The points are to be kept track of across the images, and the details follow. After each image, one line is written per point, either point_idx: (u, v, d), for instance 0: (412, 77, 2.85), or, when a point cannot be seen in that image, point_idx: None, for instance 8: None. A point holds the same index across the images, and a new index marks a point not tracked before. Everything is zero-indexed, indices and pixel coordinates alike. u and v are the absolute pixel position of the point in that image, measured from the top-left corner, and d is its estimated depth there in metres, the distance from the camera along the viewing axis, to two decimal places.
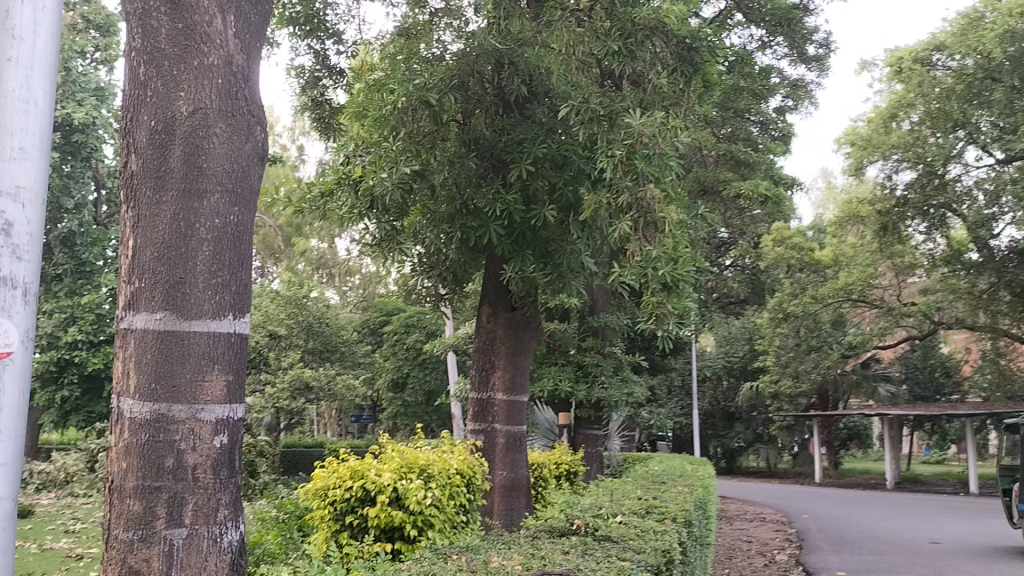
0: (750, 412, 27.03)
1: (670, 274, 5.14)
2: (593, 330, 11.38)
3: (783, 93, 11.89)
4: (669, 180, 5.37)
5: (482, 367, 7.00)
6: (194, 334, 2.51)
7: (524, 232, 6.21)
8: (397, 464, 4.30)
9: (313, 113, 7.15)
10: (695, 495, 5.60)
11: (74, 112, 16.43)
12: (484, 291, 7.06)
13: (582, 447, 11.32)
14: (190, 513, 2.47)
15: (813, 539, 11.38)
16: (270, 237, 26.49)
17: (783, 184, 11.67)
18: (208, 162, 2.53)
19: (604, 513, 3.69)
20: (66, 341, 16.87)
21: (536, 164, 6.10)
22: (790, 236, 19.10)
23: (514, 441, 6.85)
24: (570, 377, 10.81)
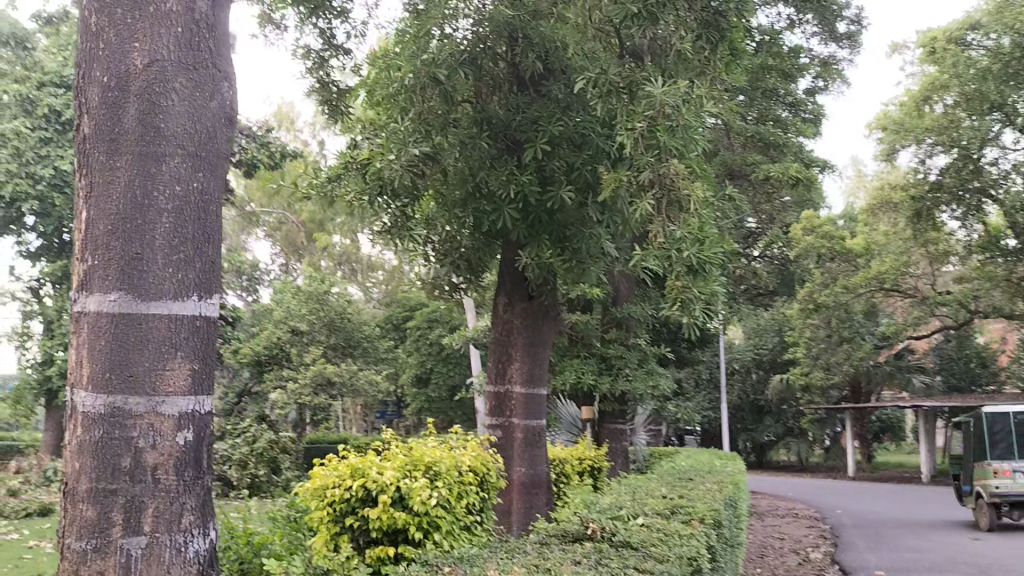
0: (781, 405, 26.53)
1: (696, 256, 4.81)
2: (617, 321, 11.05)
3: (813, 73, 11.49)
4: (694, 156, 5.01)
5: (498, 358, 6.71)
6: (153, 316, 2.22)
7: (540, 215, 5.89)
8: (401, 461, 4.01)
9: (322, 96, 6.87)
10: (725, 493, 5.28)
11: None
12: (499, 280, 6.78)
13: (606, 442, 10.97)
14: (150, 519, 2.17)
15: (847, 536, 10.93)
16: (293, 233, 26.42)
17: (814, 166, 11.22)
18: (168, 123, 2.26)
19: (625, 514, 3.36)
20: None
21: (553, 143, 5.79)
22: (821, 225, 18.58)
23: (532, 436, 6.56)
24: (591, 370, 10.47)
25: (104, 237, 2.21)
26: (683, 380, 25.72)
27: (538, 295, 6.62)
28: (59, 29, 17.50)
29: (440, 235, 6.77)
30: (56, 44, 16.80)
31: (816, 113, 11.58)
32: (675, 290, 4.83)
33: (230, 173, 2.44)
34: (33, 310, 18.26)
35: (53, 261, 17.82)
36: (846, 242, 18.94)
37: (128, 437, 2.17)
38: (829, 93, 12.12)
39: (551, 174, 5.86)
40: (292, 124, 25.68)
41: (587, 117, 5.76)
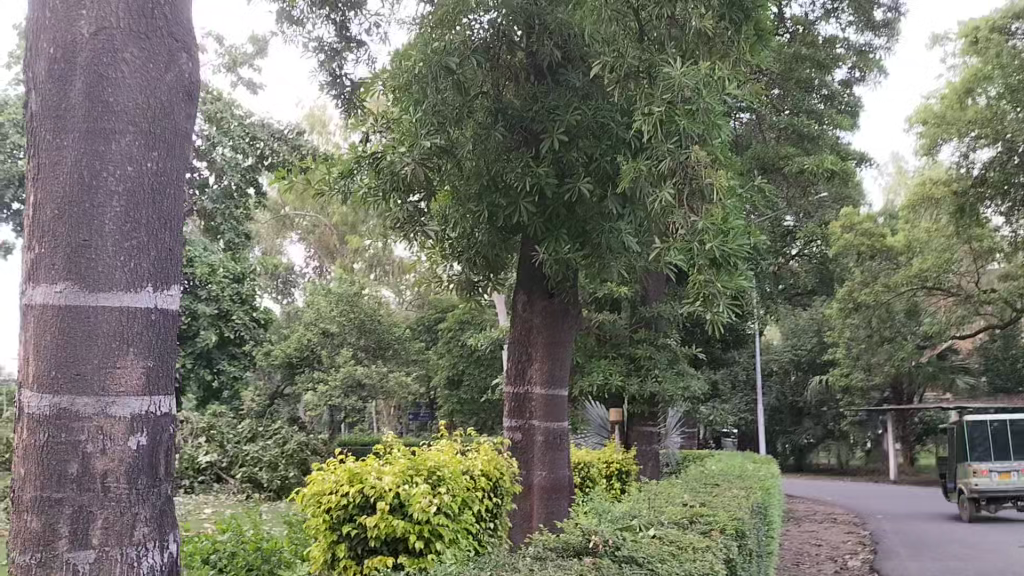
0: (820, 407, 25.94)
1: (720, 248, 4.56)
2: (646, 319, 10.80)
3: (850, 64, 11.11)
4: (716, 142, 4.76)
5: (518, 358, 6.50)
6: (104, 308, 2.02)
7: (558, 208, 5.68)
8: (403, 466, 3.84)
9: (334, 90, 6.65)
10: (752, 498, 5.01)
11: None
12: (518, 277, 6.58)
13: (635, 445, 10.70)
14: (100, 531, 1.96)
15: (887, 542, 10.54)
16: (326, 236, 26.41)
17: (851, 159, 10.84)
18: (117, 96, 2.07)
19: (636, 524, 3.13)
20: None
21: (571, 133, 5.57)
22: (861, 222, 18.08)
23: (554, 439, 6.32)
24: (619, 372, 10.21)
25: (50, 223, 2.02)
26: (719, 380, 25.27)
27: (559, 292, 6.40)
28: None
29: (455, 231, 6.58)
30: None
31: (852, 105, 11.19)
32: (698, 283, 4.58)
33: (191, 152, 2.24)
34: None
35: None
36: (887, 240, 18.41)
37: (76, 441, 1.97)
38: (866, 84, 11.72)
39: (569, 165, 5.64)
40: (324, 126, 25.68)
41: (606, 105, 5.53)
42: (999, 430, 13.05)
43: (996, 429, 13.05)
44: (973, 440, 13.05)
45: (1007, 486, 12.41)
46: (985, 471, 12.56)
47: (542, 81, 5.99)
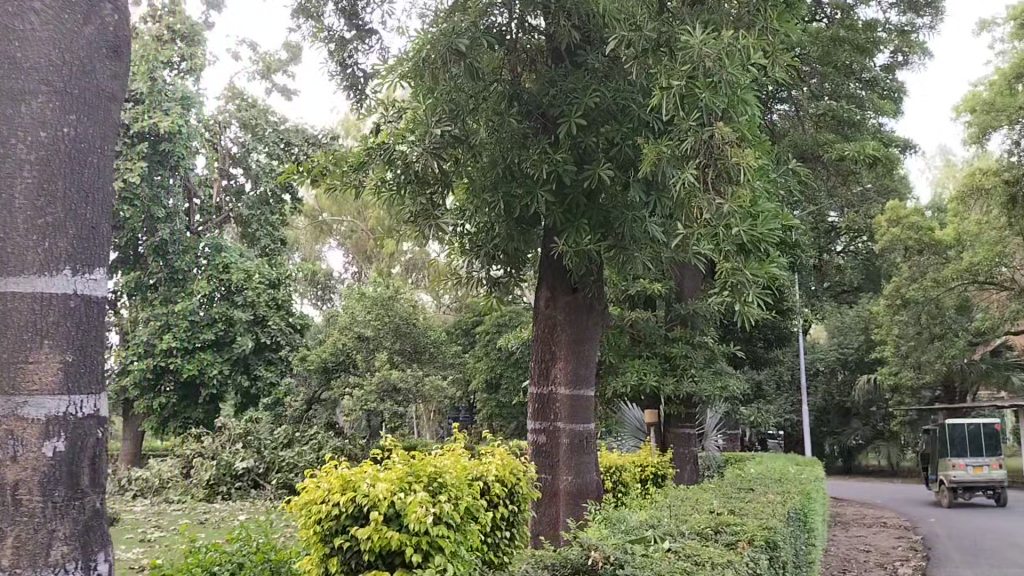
0: (869, 407, 25.14)
1: (748, 233, 4.21)
2: (681, 318, 10.38)
3: (893, 48, 10.59)
4: (745, 119, 4.39)
5: (540, 357, 6.19)
6: (13, 297, 1.87)
7: (578, 196, 5.35)
8: (400, 472, 3.39)
9: (344, 81, 6.42)
10: (790, 504, 4.66)
11: (160, 120, 16.53)
12: (538, 272, 6.28)
13: (671, 447, 10.28)
14: (10, 551, 1.77)
15: (941, 547, 10.03)
16: (362, 241, 26.26)
17: (895, 146, 10.36)
18: (25, 52, 2.00)
19: (650, 536, 2.82)
20: (161, 348, 16.87)
21: (589, 117, 5.27)
22: (907, 215, 17.43)
23: (580, 442, 6.01)
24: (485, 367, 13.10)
25: None
26: (763, 381, 24.65)
27: (582, 287, 6.10)
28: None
29: (474, 226, 6.31)
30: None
31: (896, 91, 10.66)
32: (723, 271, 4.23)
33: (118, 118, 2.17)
34: (110, 321, 18.57)
35: (129, 273, 18.08)
36: (935, 233, 17.77)
37: None
38: (909, 69, 11.22)
39: (588, 151, 5.33)
40: (358, 130, 25.58)
41: (627, 89, 5.20)
42: (975, 431, 14.97)
43: (971, 430, 14.98)
44: (952, 439, 14.99)
45: (980, 478, 14.53)
46: (961, 465, 14.66)
47: (561, 65, 5.68)
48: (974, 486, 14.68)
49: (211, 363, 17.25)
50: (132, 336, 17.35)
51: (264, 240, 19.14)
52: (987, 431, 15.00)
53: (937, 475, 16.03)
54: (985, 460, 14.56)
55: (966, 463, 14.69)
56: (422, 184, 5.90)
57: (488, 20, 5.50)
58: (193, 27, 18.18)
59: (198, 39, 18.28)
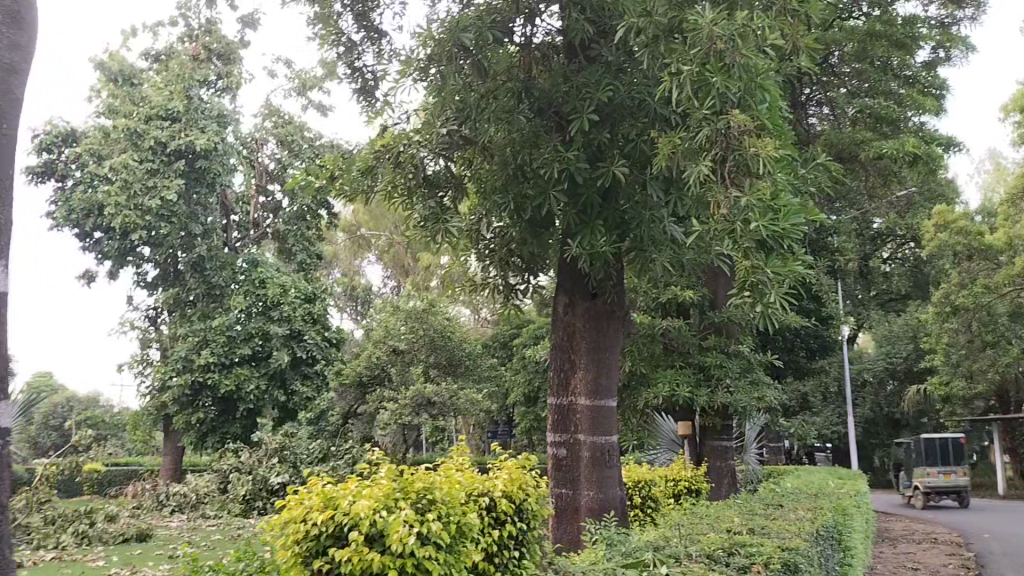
0: (919, 418, 24.30)
1: (770, 230, 3.91)
2: (716, 325, 10.01)
3: (934, 44, 10.17)
4: (765, 107, 4.10)
5: (559, 367, 5.94)
6: None
7: (592, 195, 5.09)
8: (388, 485, 3.20)
9: (355, 79, 6.23)
10: (821, 521, 4.35)
11: (198, 139, 16.68)
12: (557, 280, 6.05)
13: (707, 460, 9.86)
14: None
15: (995, 566, 9.49)
16: (400, 255, 26.15)
17: (937, 145, 9.91)
18: None
19: (649, 559, 2.57)
20: (199, 363, 16.92)
21: (601, 113, 5.03)
22: (956, 220, 16.83)
23: (602, 456, 5.72)
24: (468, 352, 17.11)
25: None
26: (809, 392, 24.00)
27: (602, 292, 5.85)
28: (165, 65, 18.06)
29: (490, 230, 6.08)
30: (164, 80, 17.38)
31: (938, 88, 10.23)
32: (742, 271, 3.94)
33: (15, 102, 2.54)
34: (150, 337, 18.68)
35: (169, 289, 18.22)
36: (985, 238, 17.13)
37: None
38: (951, 66, 10.77)
39: (602, 148, 5.08)
40: None
41: (643, 82, 4.96)
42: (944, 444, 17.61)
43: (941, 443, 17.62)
44: (926, 449, 17.49)
45: (949, 483, 17.25)
46: (933, 472, 17.38)
47: (575, 59, 5.44)
48: (943, 490, 17.41)
49: (249, 378, 17.22)
50: (171, 351, 17.43)
51: (301, 255, 19.11)
52: (955, 443, 17.64)
53: (911, 481, 18.70)
54: (953, 468, 17.27)
55: (937, 471, 17.42)
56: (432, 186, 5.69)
57: (496, 16, 5.32)
58: (230, 46, 18.36)
59: (235, 58, 18.45)
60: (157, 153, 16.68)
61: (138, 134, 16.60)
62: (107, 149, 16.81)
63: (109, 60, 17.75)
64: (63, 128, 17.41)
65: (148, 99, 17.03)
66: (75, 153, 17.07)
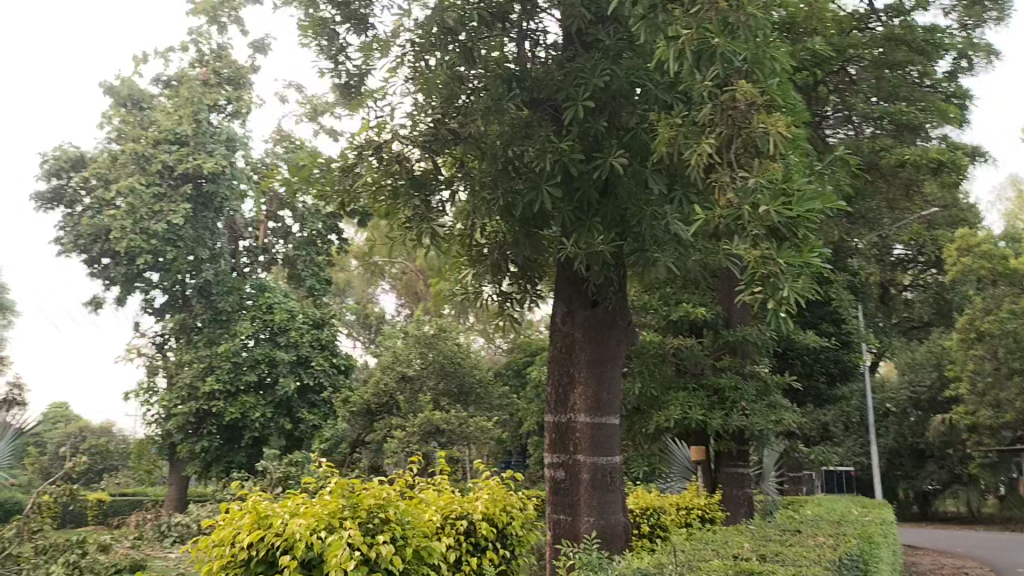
0: (945, 448, 23.48)
1: (781, 215, 3.48)
2: (731, 345, 9.50)
3: (956, 51, 9.70)
4: (773, 81, 3.69)
5: (557, 381, 5.48)
6: None
7: (589, 190, 4.67)
8: (338, 497, 2.76)
9: (338, 78, 5.90)
10: (844, 548, 3.87)
11: (205, 162, 16.43)
12: (555, 289, 5.63)
13: (722, 487, 9.32)
14: None
15: None
16: (414, 282, 25.77)
17: (961, 155, 9.40)
18: None
19: None
20: (204, 390, 16.54)
21: (597, 100, 4.64)
22: (979, 243, 16.28)
23: (603, 477, 5.23)
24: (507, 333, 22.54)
25: None
26: (830, 422, 23.28)
27: (602, 299, 5.40)
28: (175, 90, 17.87)
29: (483, 235, 5.66)
30: (174, 104, 17.20)
31: (961, 97, 9.74)
32: (751, 261, 3.49)
33: None
34: (157, 364, 18.29)
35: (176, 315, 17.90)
36: (1011, 262, 16.52)
37: None
38: (975, 76, 10.30)
39: (600, 139, 4.67)
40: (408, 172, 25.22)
41: (642, 66, 4.55)
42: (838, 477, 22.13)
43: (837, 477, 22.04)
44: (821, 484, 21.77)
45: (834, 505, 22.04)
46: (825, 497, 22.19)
47: (572, 46, 5.06)
48: None
49: (255, 406, 16.86)
50: (177, 378, 17.07)
51: (309, 280, 18.71)
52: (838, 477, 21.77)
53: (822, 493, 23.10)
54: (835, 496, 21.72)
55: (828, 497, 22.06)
56: (418, 187, 5.28)
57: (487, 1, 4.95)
58: (239, 71, 18.13)
59: (245, 83, 18.24)
60: (165, 178, 16.47)
61: (145, 158, 16.40)
62: (114, 174, 16.59)
63: (119, 85, 17.60)
64: (72, 153, 17.22)
65: (157, 123, 16.87)
66: (83, 177, 16.86)
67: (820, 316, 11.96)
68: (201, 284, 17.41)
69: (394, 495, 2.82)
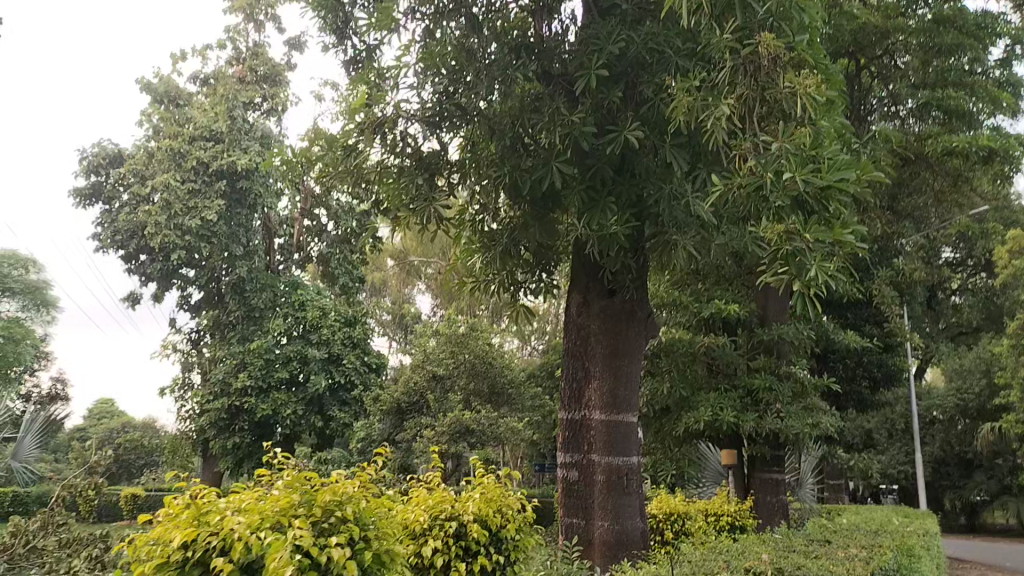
0: (994, 458, 22.53)
1: (809, 185, 3.10)
2: (766, 346, 9.04)
3: (1011, 37, 9.12)
4: (798, 36, 3.32)
5: (572, 377, 5.15)
6: None
7: (604, 166, 4.32)
8: (293, 487, 2.46)
9: (346, 53, 5.58)
10: (877, 563, 3.47)
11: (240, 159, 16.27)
12: (571, 278, 5.29)
13: (755, 494, 8.78)
14: None
15: None
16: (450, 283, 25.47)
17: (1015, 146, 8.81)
18: None
19: None
20: (236, 387, 16.35)
21: (611, 70, 4.29)
22: None
23: (619, 479, 4.86)
24: (539, 329, 22.23)
25: None
26: (874, 428, 22.55)
27: (620, 289, 5.04)
28: (212, 88, 17.75)
29: (496, 220, 5.34)
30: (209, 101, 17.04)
31: (1015, 84, 9.13)
32: (776, 239, 3.12)
33: None
34: (192, 360, 18.14)
35: (210, 312, 17.76)
36: None
37: None
38: None
39: (614, 112, 4.32)
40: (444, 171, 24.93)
41: (663, 32, 4.18)
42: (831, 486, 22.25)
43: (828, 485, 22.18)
44: None
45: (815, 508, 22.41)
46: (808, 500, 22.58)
47: (590, 15, 4.70)
48: None
49: (286, 403, 16.70)
50: (211, 374, 16.91)
51: None
52: None
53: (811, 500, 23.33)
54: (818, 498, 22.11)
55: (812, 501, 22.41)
56: (425, 166, 4.98)
57: None
58: (275, 68, 17.87)
59: (281, 81, 18.05)
60: (199, 174, 16.28)
61: (180, 154, 16.17)
62: (151, 170, 16.40)
63: (156, 83, 17.44)
64: (110, 149, 17.10)
65: (193, 120, 16.68)
66: (120, 174, 16.77)
67: (863, 317, 11.41)
68: (235, 280, 17.26)
69: (356, 492, 2.50)
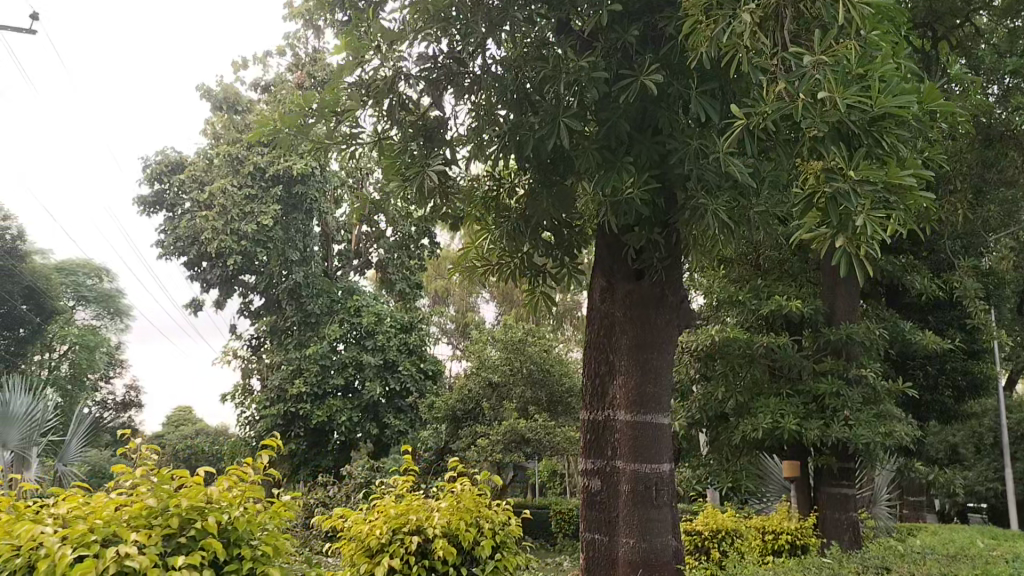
0: None
1: (855, 111, 2.50)
2: (834, 347, 8.18)
3: None
4: None
5: (595, 372, 4.50)
6: None
7: (620, 121, 3.69)
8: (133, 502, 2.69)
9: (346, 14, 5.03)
10: None
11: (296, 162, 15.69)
12: (595, 260, 4.65)
13: (822, 509, 7.93)
14: None
15: None
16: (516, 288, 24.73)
17: None
18: None
19: None
20: (291, 393, 15.94)
21: (627, 7, 3.74)
22: None
23: (648, 490, 4.19)
24: None
25: None
26: (962, 443, 20.98)
27: (648, 270, 4.38)
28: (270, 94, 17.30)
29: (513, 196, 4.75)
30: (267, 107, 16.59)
31: None
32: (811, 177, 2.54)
33: None
34: (252, 367, 17.80)
35: (268, 318, 17.41)
36: None
37: None
38: None
39: (632, 57, 3.73)
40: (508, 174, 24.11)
41: None
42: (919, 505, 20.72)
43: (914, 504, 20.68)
44: None
45: None
46: None
47: None
48: None
49: (341, 410, 16.24)
50: (269, 381, 16.60)
51: (401, 284, 18.02)
52: None
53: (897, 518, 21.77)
54: None
55: None
56: (429, 133, 4.40)
57: None
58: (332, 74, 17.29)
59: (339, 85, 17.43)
60: (257, 179, 15.80)
61: (239, 160, 15.82)
62: (210, 176, 16.03)
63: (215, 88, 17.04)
64: (172, 156, 16.65)
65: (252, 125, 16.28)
66: (180, 182, 16.41)
67: (947, 317, 10.37)
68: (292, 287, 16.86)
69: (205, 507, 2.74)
